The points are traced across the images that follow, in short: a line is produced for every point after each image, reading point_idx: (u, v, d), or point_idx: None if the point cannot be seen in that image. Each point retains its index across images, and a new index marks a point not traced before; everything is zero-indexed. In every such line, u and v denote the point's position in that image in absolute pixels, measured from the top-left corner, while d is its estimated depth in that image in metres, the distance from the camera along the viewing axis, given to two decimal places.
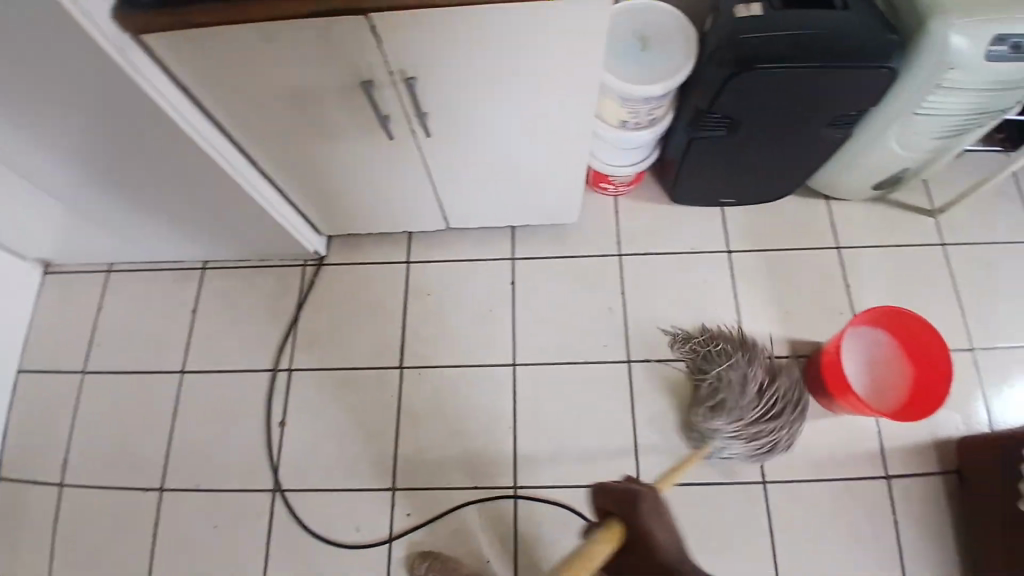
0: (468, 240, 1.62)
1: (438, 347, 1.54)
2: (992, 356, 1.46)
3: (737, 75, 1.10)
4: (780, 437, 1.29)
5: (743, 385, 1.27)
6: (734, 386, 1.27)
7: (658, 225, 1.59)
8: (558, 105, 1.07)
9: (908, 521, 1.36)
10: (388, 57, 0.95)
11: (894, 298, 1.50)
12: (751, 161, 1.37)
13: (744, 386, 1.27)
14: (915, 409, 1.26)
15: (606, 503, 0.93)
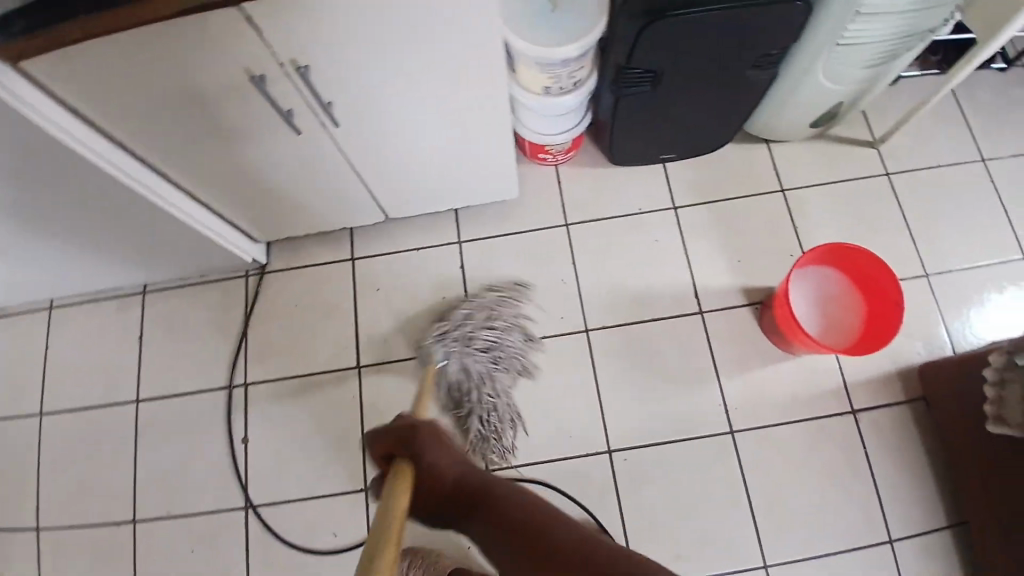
0: (412, 228, 1.57)
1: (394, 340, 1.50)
2: (946, 279, 1.46)
3: (647, 27, 1.07)
4: (475, 387, 1.33)
5: (484, 316, 1.38)
6: (477, 314, 1.38)
7: (602, 189, 1.56)
8: (464, 72, 1.04)
9: (880, 452, 1.36)
10: (275, 46, 0.90)
11: (843, 234, 1.49)
12: (683, 113, 1.33)
13: (484, 315, 1.38)
14: (864, 345, 1.25)
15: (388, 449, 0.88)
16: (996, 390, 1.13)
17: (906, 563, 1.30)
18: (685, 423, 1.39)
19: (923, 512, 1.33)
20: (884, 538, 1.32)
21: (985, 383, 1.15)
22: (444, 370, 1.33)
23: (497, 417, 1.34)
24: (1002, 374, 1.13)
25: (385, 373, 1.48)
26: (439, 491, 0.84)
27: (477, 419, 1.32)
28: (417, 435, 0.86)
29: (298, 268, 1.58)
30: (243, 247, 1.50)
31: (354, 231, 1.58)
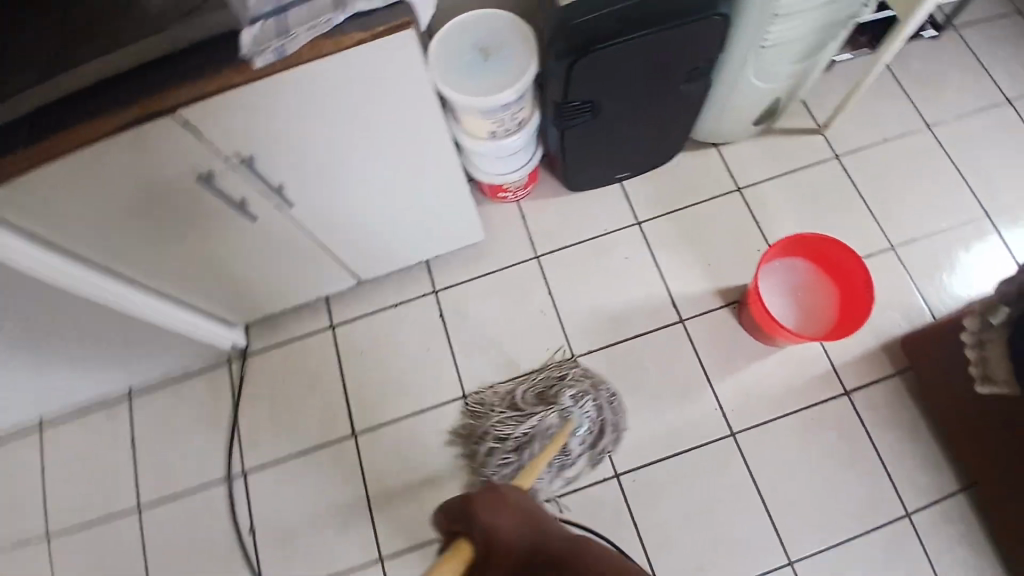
0: (385, 285, 1.57)
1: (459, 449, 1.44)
2: (912, 247, 1.49)
3: (576, 61, 1.10)
4: (602, 406, 1.39)
5: (501, 412, 1.41)
6: (500, 411, 1.41)
7: (566, 216, 1.58)
8: (407, 134, 1.05)
9: (881, 429, 1.37)
10: (215, 144, 0.91)
11: (805, 221, 1.52)
12: (628, 134, 1.36)
13: (501, 416, 1.40)
14: (841, 330, 1.27)
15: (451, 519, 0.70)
16: (977, 352, 1.11)
17: (928, 535, 1.30)
18: (687, 433, 1.39)
19: (934, 481, 1.33)
20: (901, 514, 1.32)
21: (967, 346, 1.13)
22: (582, 421, 1.37)
23: (606, 421, 1.38)
24: (980, 335, 1.11)
25: (383, 435, 1.47)
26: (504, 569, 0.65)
27: (620, 424, 1.40)
28: (476, 499, 0.69)
29: (278, 346, 1.57)
30: (220, 335, 1.49)
31: (329, 298, 1.58)
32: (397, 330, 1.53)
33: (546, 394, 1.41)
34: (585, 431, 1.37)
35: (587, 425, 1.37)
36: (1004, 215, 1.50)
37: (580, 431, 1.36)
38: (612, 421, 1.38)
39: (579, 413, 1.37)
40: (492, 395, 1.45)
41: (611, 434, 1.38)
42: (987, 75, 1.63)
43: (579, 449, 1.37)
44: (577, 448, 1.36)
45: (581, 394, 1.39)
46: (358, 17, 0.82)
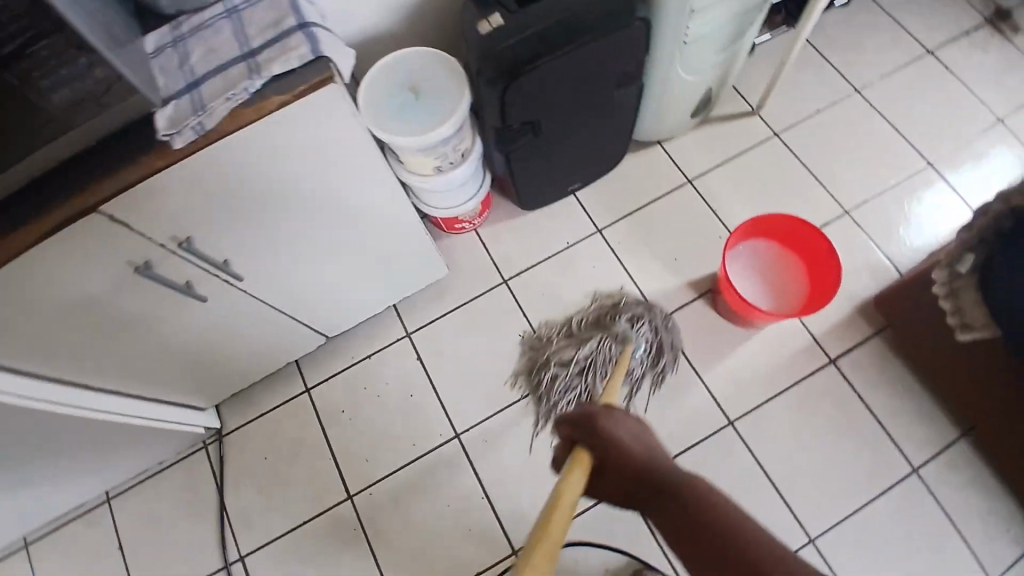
0: (356, 337, 1.52)
1: (498, 432, 1.42)
2: (866, 209, 1.51)
3: (507, 86, 1.09)
4: (658, 328, 1.40)
5: (559, 341, 1.43)
6: (558, 340, 1.43)
7: (526, 235, 1.56)
8: (350, 188, 1.02)
9: (872, 393, 1.37)
10: (151, 232, 0.87)
11: (760, 201, 1.53)
12: (572, 145, 1.36)
13: (560, 345, 1.42)
14: (816, 303, 1.27)
15: (574, 430, 0.85)
16: (951, 302, 1.12)
17: (937, 488, 1.30)
18: (686, 431, 1.37)
19: (932, 434, 1.34)
20: (907, 473, 1.32)
21: (939, 299, 1.13)
22: (641, 342, 1.37)
23: (662, 342, 1.39)
24: (952, 285, 1.11)
25: (379, 493, 1.41)
26: (623, 471, 0.81)
27: (677, 343, 1.42)
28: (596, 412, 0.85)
29: (255, 421, 1.51)
30: (190, 421, 1.43)
31: (300, 361, 1.52)
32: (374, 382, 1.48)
33: (599, 321, 1.43)
34: (644, 351, 1.38)
35: (646, 345, 1.38)
36: (946, 162, 1.54)
37: (639, 352, 1.37)
38: (669, 340, 1.40)
39: (636, 332, 1.38)
40: (548, 328, 1.47)
41: (668, 354, 1.40)
42: (902, 32, 1.67)
43: (641, 369, 1.39)
44: (641, 366, 1.38)
45: (634, 314, 1.40)
46: (278, 80, 0.77)
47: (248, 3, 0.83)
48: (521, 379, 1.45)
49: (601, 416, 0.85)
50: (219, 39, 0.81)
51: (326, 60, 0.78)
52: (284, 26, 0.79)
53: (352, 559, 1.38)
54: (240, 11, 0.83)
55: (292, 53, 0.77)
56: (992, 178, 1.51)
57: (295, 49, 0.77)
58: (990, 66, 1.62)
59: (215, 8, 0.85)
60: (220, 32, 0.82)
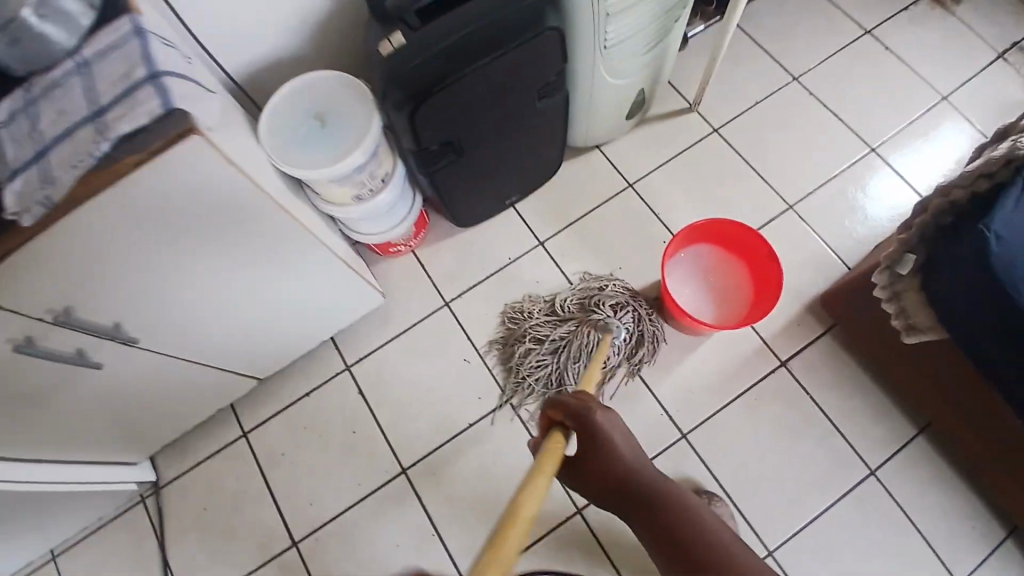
0: (294, 375, 1.46)
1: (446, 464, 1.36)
2: (813, 203, 1.47)
3: (416, 108, 1.03)
4: (642, 318, 1.35)
5: (541, 314, 1.39)
6: (541, 314, 1.38)
7: (465, 253, 1.48)
8: (248, 236, 0.94)
9: (826, 395, 1.34)
10: (24, 307, 0.80)
11: (704, 202, 1.49)
12: (502, 161, 1.30)
13: (541, 318, 1.38)
14: (758, 312, 1.23)
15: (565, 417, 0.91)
16: (895, 304, 1.06)
17: (894, 489, 1.28)
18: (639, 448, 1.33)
19: (887, 432, 1.32)
20: (864, 475, 1.29)
21: (882, 302, 1.07)
22: (621, 332, 1.32)
23: (643, 334, 1.35)
24: (893, 287, 1.06)
25: (327, 538, 1.35)
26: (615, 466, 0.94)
27: (659, 336, 1.37)
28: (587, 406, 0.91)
29: (194, 469, 1.44)
30: (121, 479, 1.35)
31: (237, 405, 1.46)
32: (314, 420, 1.42)
33: (581, 298, 1.38)
34: (624, 343, 1.33)
35: (626, 336, 1.33)
36: (888, 148, 1.50)
37: (618, 343, 1.32)
38: (653, 330, 1.35)
39: (615, 321, 1.33)
40: (530, 301, 1.42)
41: (648, 346, 1.35)
42: (838, 15, 1.63)
43: (617, 360, 1.34)
44: (618, 357, 1.34)
45: (618, 299, 1.36)
46: (129, 140, 0.70)
47: (99, 54, 0.74)
48: (495, 349, 1.40)
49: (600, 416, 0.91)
50: (69, 98, 0.73)
51: (181, 112, 0.70)
52: (133, 79, 0.70)
53: None
54: (90, 64, 0.74)
55: (139, 111, 0.69)
56: (938, 162, 1.48)
57: (145, 104, 0.69)
58: (931, 44, 1.59)
59: (65, 62, 0.76)
60: (70, 90, 0.74)
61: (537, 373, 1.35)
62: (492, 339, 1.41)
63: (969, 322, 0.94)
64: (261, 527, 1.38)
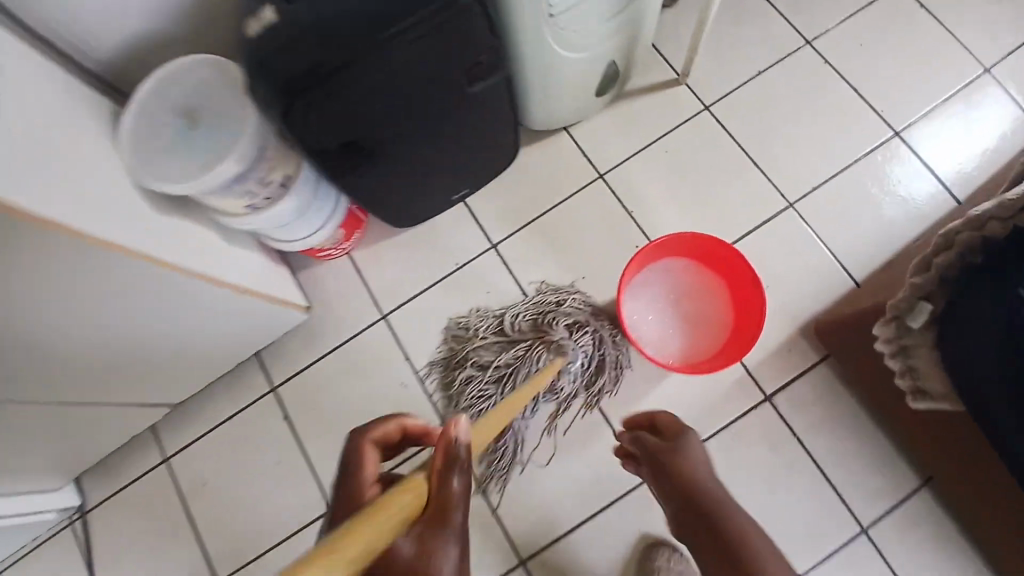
0: (218, 395, 1.32)
1: None
2: (819, 199, 1.22)
3: (289, 107, 0.78)
4: (603, 341, 1.16)
5: (486, 332, 1.20)
6: (486, 333, 1.19)
7: (405, 258, 1.28)
8: (79, 282, 0.77)
9: (817, 434, 1.14)
10: None
11: (687, 197, 1.25)
12: (431, 157, 1.04)
13: (485, 338, 1.19)
14: (736, 347, 1.02)
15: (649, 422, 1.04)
16: (902, 361, 0.86)
17: (890, 547, 1.10)
18: (596, 489, 1.18)
19: (888, 480, 1.12)
20: (856, 530, 1.11)
21: (886, 356, 0.88)
22: (577, 357, 1.14)
23: (603, 358, 1.16)
24: (901, 341, 0.85)
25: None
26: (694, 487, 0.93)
27: (621, 360, 1.18)
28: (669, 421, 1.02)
29: (115, 492, 1.32)
30: (37, 510, 1.22)
31: (157, 427, 1.33)
32: (239, 443, 1.28)
33: (533, 315, 1.19)
34: (579, 370, 1.15)
35: (582, 362, 1.15)
36: (914, 133, 1.24)
37: (572, 371, 1.14)
38: (613, 355, 1.16)
39: (569, 345, 1.14)
40: (475, 316, 1.23)
41: (609, 373, 1.17)
42: None
43: (571, 387, 1.16)
44: (573, 384, 1.16)
45: (576, 318, 1.16)
46: None
47: None
48: (435, 372, 1.23)
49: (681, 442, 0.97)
50: None
51: None
52: None
53: None
54: None
55: None
56: (975, 150, 1.22)
57: None
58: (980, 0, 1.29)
59: None
60: None
61: (479, 406, 1.16)
62: (432, 360, 1.23)
63: (990, 397, 0.69)
64: (183, 559, 1.26)
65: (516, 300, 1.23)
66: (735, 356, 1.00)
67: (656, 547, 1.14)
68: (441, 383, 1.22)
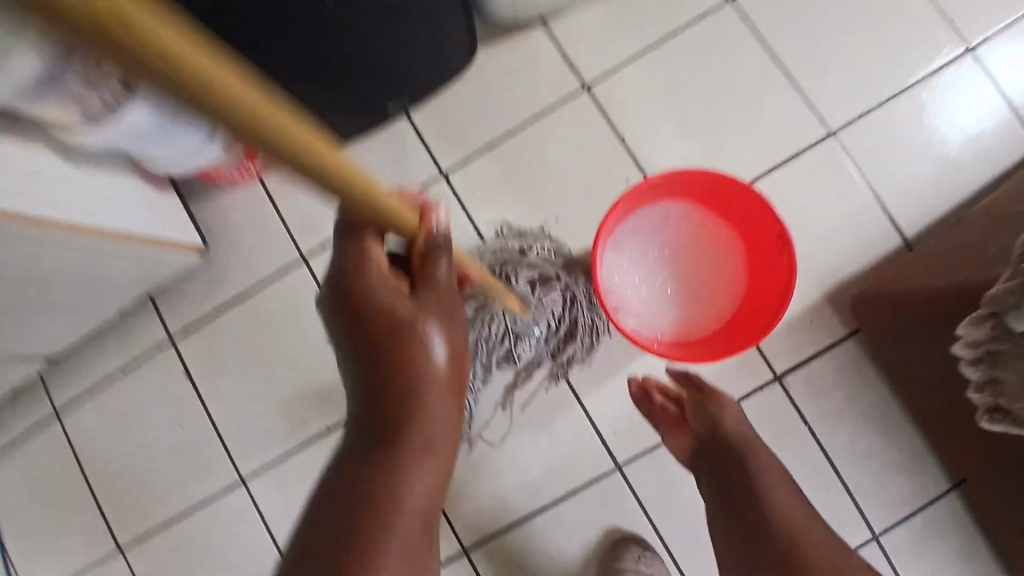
0: (112, 342, 1.07)
1: (298, 483, 0.99)
2: (863, 129, 0.96)
3: None
4: (573, 301, 0.94)
5: None
6: None
7: (333, 185, 1.01)
8: None
9: (829, 422, 0.95)
10: None
11: (696, 120, 0.98)
12: (353, 60, 0.76)
13: None
14: (744, 330, 0.78)
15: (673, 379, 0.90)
16: (984, 370, 0.67)
17: (902, 555, 0.93)
18: (562, 477, 0.98)
19: (909, 479, 0.94)
20: (864, 535, 0.94)
21: (963, 359, 0.69)
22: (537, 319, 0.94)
23: (575, 321, 0.94)
24: (990, 346, 0.65)
25: (150, 556, 1.03)
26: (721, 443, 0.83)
27: (599, 326, 0.95)
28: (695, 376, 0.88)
29: None
30: None
31: (45, 375, 1.09)
32: (133, 403, 1.05)
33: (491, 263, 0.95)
34: (542, 334, 0.94)
35: (544, 325, 0.94)
36: (996, 45, 0.95)
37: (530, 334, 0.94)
38: (586, 318, 0.94)
39: (527, 303, 0.93)
40: None
41: (583, 340, 0.95)
42: None
43: (532, 355, 0.96)
44: (535, 352, 0.96)
45: (541, 270, 0.94)
46: None
47: None
48: None
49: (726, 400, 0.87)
50: None
51: None
52: None
53: None
54: None
55: None
56: None
57: None
58: None
59: None
60: None
61: None
62: None
63: None
64: (70, 532, 1.06)
65: (472, 247, 0.98)
66: (739, 342, 0.76)
67: (625, 544, 0.95)
68: None
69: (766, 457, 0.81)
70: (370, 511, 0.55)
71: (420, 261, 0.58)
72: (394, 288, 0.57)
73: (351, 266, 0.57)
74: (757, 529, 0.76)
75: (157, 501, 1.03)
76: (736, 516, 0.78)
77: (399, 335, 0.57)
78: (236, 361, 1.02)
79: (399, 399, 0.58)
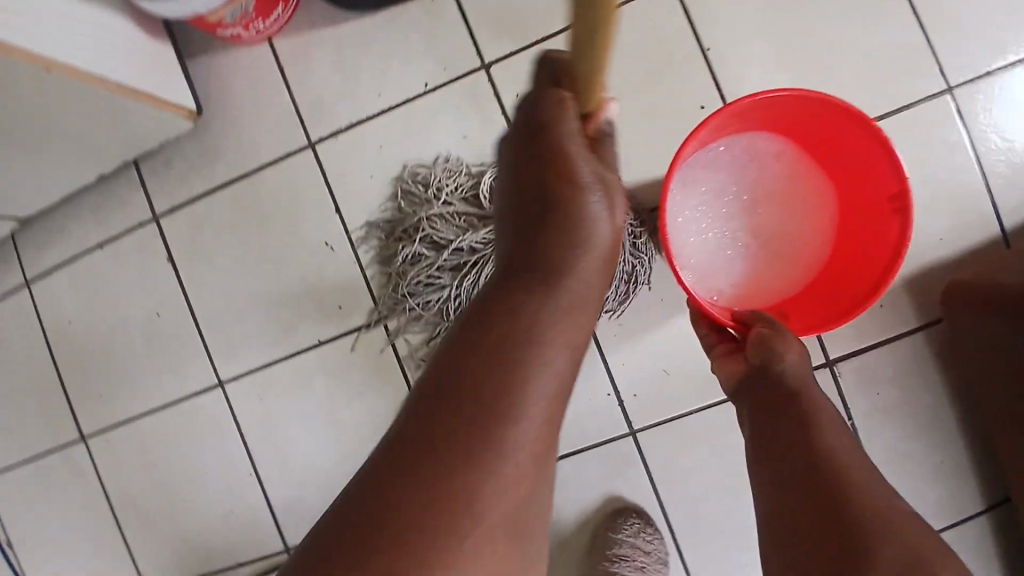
0: (91, 211, 0.95)
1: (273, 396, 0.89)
2: (984, 87, 0.81)
3: None
4: None
5: (449, 188, 0.79)
6: (448, 186, 0.79)
7: (355, 64, 0.86)
8: None
9: (880, 419, 0.83)
10: None
11: (790, 49, 0.82)
12: None
13: (447, 200, 0.79)
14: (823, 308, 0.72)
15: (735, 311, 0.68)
16: None
17: None
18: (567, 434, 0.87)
19: (956, 497, 0.83)
20: None
21: None
22: None
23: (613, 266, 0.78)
24: None
25: (108, 449, 0.94)
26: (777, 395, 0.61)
27: (638, 276, 0.81)
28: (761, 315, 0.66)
29: None
30: None
31: (16, 238, 0.97)
32: (105, 281, 0.94)
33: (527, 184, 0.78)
34: None
35: None
36: None
37: None
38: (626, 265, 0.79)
39: None
40: (442, 169, 0.82)
41: (617, 288, 0.81)
42: None
43: None
44: None
45: None
46: None
47: None
48: (373, 238, 0.84)
49: (797, 339, 0.63)
50: None
51: None
52: None
53: (70, 529, 0.96)
54: None
55: None
56: None
57: None
58: None
59: None
60: None
61: (420, 305, 0.79)
62: (365, 230, 0.85)
63: None
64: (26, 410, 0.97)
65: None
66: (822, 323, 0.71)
67: (624, 516, 0.85)
68: (373, 259, 0.85)
69: (833, 417, 0.59)
70: (426, 460, 0.38)
71: (600, 139, 0.43)
72: (582, 156, 0.42)
73: (539, 107, 0.41)
74: (797, 505, 0.54)
75: (120, 392, 0.94)
76: (776, 474, 0.57)
77: (559, 223, 0.43)
78: (221, 251, 0.90)
79: (530, 305, 0.42)
